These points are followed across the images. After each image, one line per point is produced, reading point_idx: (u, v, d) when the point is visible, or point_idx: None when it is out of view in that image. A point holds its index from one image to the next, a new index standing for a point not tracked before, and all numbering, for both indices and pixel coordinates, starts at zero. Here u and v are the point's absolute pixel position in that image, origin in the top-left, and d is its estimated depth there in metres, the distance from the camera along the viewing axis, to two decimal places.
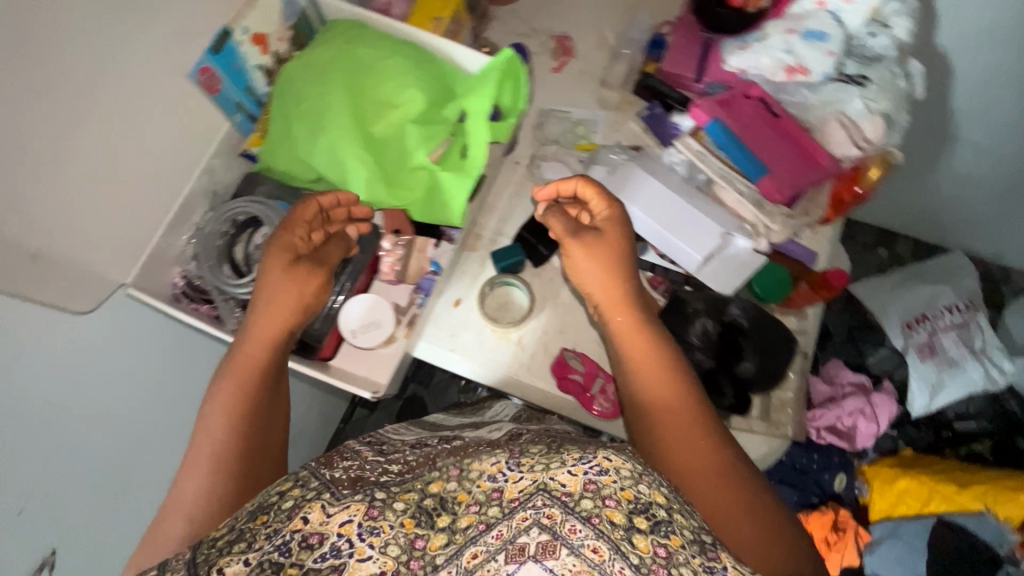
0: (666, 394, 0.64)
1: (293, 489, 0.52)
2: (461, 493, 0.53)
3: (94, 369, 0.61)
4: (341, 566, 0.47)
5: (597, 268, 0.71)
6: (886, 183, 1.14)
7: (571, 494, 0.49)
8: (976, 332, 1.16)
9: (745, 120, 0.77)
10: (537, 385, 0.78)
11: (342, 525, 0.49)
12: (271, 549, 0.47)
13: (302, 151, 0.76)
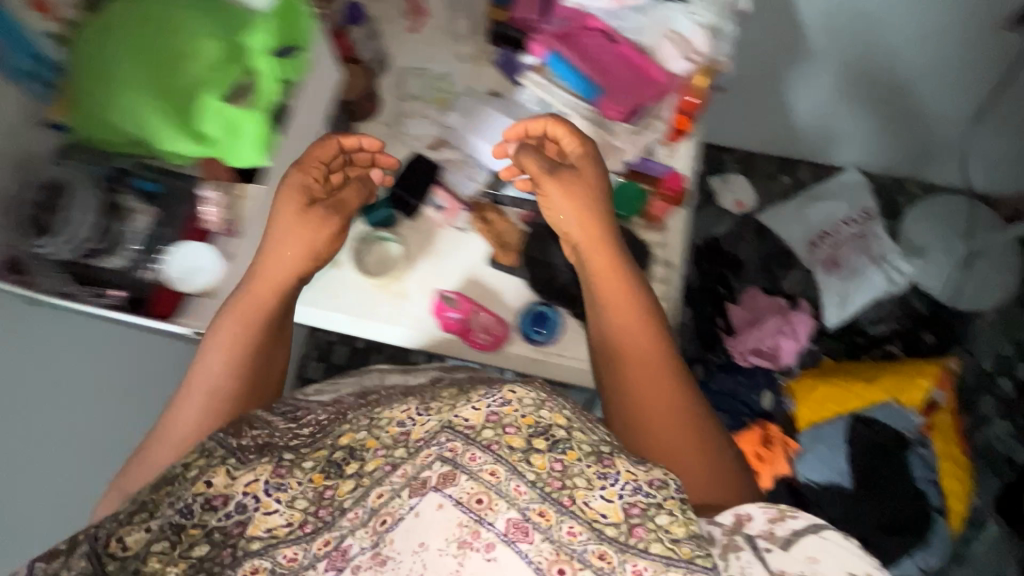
0: (633, 336, 0.64)
1: (198, 459, 0.52)
2: (371, 439, 0.53)
3: None
4: (247, 519, 0.49)
5: (567, 202, 0.66)
6: (754, 113, 1.32)
7: (473, 427, 0.52)
8: (873, 240, 1.30)
9: (583, 48, 0.74)
10: (417, 334, 0.72)
11: (250, 485, 0.50)
12: (172, 514, 0.48)
13: (115, 113, 0.64)
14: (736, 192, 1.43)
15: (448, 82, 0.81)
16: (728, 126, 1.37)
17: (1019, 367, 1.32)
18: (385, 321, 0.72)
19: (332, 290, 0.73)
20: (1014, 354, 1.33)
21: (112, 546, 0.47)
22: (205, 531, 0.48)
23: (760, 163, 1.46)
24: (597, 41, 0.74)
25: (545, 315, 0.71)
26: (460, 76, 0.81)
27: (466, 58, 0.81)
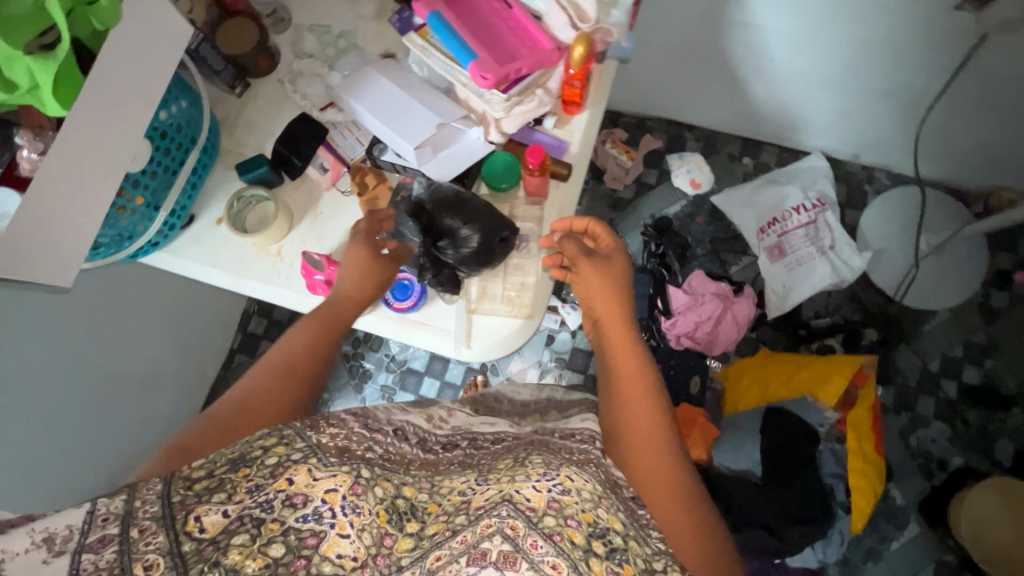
0: (641, 409, 0.67)
1: (279, 446, 0.48)
2: (432, 504, 0.51)
3: None
4: (322, 533, 0.43)
5: (598, 284, 0.72)
6: (723, 91, 1.23)
7: (535, 509, 0.47)
8: (824, 229, 1.28)
9: (467, 11, 0.69)
10: (292, 293, 0.73)
11: (325, 494, 0.45)
12: (252, 506, 0.43)
13: None
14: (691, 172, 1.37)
15: (347, 41, 0.79)
16: (685, 105, 1.33)
17: (965, 369, 1.29)
18: (264, 279, 0.73)
19: (211, 245, 0.74)
20: (963, 356, 1.29)
21: (188, 525, 0.41)
22: (282, 529, 0.42)
23: (723, 143, 1.40)
24: (490, 4, 0.70)
25: (408, 282, 0.71)
26: (360, 35, 0.79)
27: (368, 17, 0.79)
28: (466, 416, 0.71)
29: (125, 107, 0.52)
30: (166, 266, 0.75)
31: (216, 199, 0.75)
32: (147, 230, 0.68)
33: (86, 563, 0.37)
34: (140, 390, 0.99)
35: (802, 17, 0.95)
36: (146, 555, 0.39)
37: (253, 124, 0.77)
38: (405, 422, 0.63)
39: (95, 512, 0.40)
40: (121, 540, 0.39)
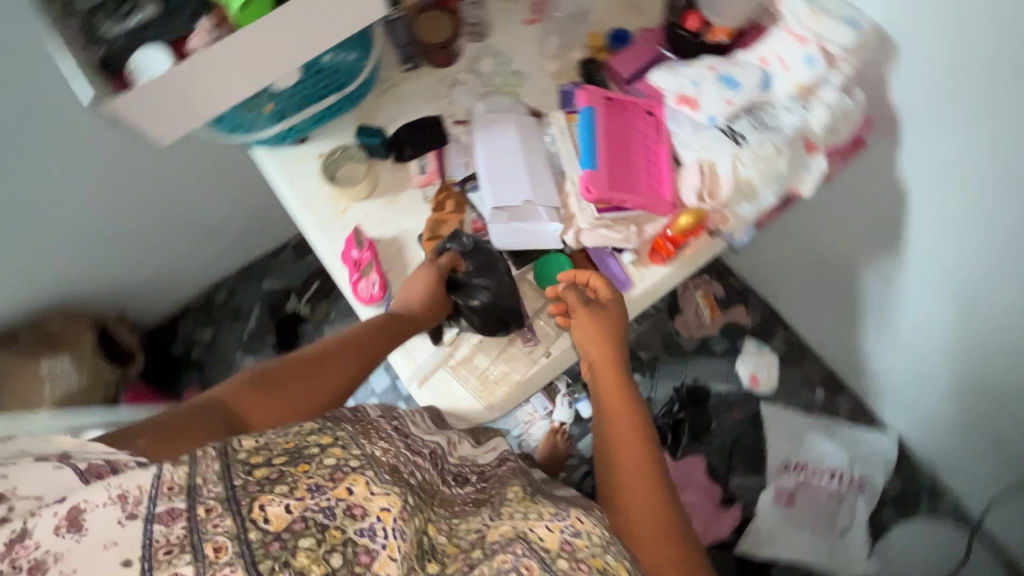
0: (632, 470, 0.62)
1: (336, 450, 0.50)
2: (450, 546, 0.52)
3: None
4: (373, 551, 0.44)
5: (593, 326, 0.68)
6: (835, 320, 1.14)
7: (548, 550, 0.50)
8: (844, 509, 1.17)
9: (619, 123, 0.71)
10: (328, 250, 0.77)
11: (379, 511, 0.45)
12: (314, 509, 0.44)
13: None
14: (757, 367, 1.28)
15: (515, 81, 0.82)
16: (791, 306, 1.25)
17: None
18: (318, 224, 0.77)
19: (300, 170, 0.80)
20: None
21: (254, 514, 0.42)
22: (342, 538, 0.43)
23: (807, 362, 1.30)
24: (644, 130, 0.71)
25: None
26: (529, 82, 0.82)
27: (545, 74, 0.82)
28: (470, 450, 0.72)
29: (292, 54, 0.60)
30: (258, 162, 0.82)
31: (329, 138, 0.81)
32: (260, 130, 0.75)
33: (156, 536, 0.39)
34: (184, 218, 1.12)
35: (953, 311, 0.86)
36: (214, 537, 0.40)
37: (398, 97, 0.83)
38: (434, 443, 0.67)
39: (162, 478, 0.42)
40: (188, 518, 0.41)
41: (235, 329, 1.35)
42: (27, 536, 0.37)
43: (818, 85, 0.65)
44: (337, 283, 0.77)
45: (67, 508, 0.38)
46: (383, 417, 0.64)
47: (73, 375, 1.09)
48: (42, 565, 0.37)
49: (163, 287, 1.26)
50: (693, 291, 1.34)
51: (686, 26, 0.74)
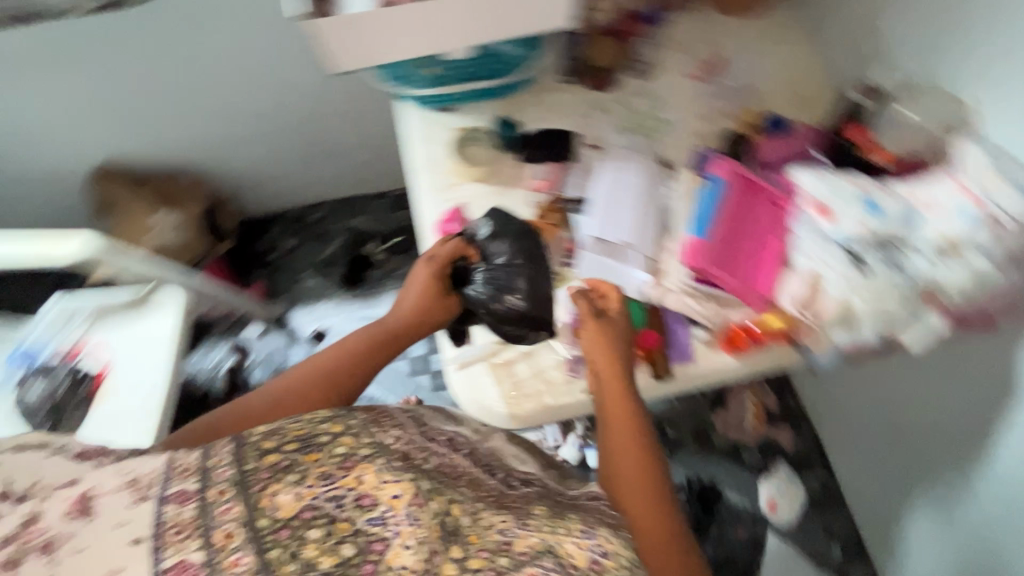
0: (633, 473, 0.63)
1: (346, 438, 0.52)
2: (472, 533, 0.48)
3: None
4: (386, 539, 0.45)
5: (604, 338, 0.66)
6: (883, 483, 1.05)
7: (574, 568, 0.48)
8: None
9: (744, 204, 0.70)
10: (427, 212, 0.81)
11: (390, 499, 0.47)
12: (325, 497, 0.46)
13: None
14: (777, 493, 1.20)
15: (656, 126, 0.83)
16: (840, 449, 1.17)
17: None
18: (427, 186, 0.82)
19: (433, 135, 0.85)
20: None
21: (264, 503, 0.45)
22: (353, 530, 0.45)
23: (836, 513, 1.20)
24: (767, 218, 0.69)
25: None
26: (668, 132, 0.82)
27: (687, 130, 0.82)
28: (498, 444, 0.67)
29: (470, 34, 0.65)
30: (401, 114, 0.88)
31: (468, 115, 0.86)
32: (415, 87, 0.81)
33: (165, 516, 0.44)
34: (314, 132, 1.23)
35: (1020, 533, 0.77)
36: (222, 524, 0.44)
37: (542, 102, 0.86)
38: (454, 434, 0.65)
39: (173, 465, 0.49)
40: (198, 499, 0.45)
41: (315, 248, 1.45)
42: (37, 521, 0.43)
43: (965, 243, 0.60)
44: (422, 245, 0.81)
45: (77, 495, 0.45)
46: (408, 417, 0.64)
47: (174, 230, 1.22)
48: (52, 543, 0.42)
49: (274, 188, 1.37)
50: (744, 393, 1.29)
51: (850, 137, 0.73)
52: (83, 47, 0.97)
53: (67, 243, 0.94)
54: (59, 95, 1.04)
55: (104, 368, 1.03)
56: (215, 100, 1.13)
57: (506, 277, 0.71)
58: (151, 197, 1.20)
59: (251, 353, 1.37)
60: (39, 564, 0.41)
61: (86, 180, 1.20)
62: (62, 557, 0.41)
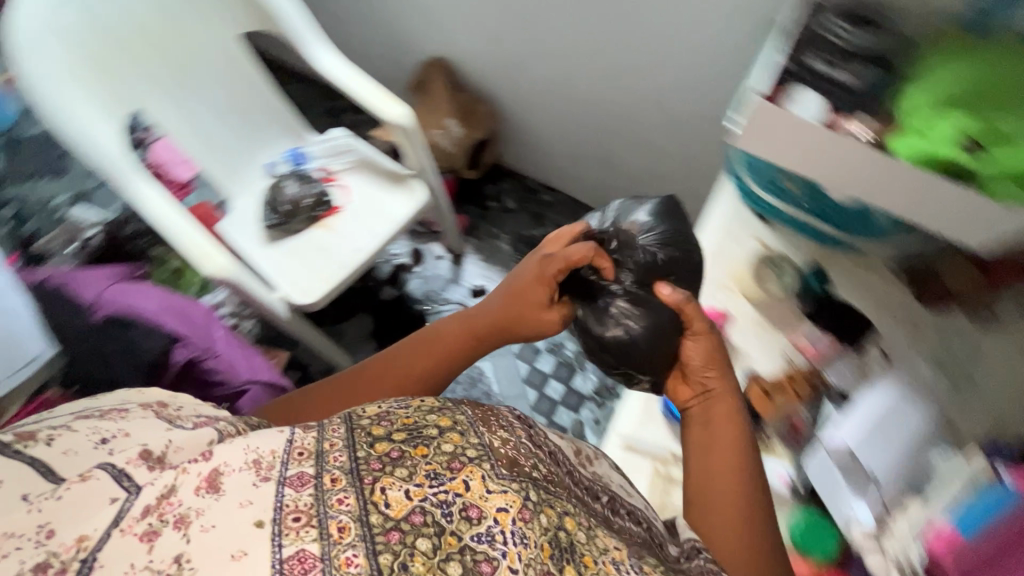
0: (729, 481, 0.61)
1: (452, 432, 0.50)
2: (587, 554, 0.47)
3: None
4: (494, 561, 0.42)
5: (715, 355, 0.70)
6: None
7: None
8: None
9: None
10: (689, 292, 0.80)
11: (496, 513, 0.44)
12: (436, 501, 0.44)
13: (931, 80, 0.59)
14: None
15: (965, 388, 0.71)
16: None
17: None
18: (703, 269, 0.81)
19: (737, 232, 0.84)
20: None
21: (376, 497, 0.43)
22: (459, 547, 0.42)
23: None
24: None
25: None
26: None
27: None
28: (606, 470, 0.63)
29: (870, 192, 0.62)
30: (720, 193, 0.87)
31: (781, 239, 0.83)
32: (759, 184, 0.80)
33: (286, 498, 0.42)
34: (608, 146, 1.26)
35: None
36: (338, 515, 0.41)
37: (856, 279, 0.80)
38: (557, 446, 0.60)
39: (292, 443, 0.47)
40: (314, 485, 0.43)
41: (528, 224, 1.50)
42: (173, 493, 0.40)
43: None
44: None
45: (209, 469, 0.42)
46: (518, 421, 0.59)
47: (451, 141, 1.33)
48: (185, 518, 0.39)
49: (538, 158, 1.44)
50: None
51: None
52: None
53: (392, 106, 1.07)
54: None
55: (341, 207, 1.17)
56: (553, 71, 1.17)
57: (624, 307, 0.73)
58: (455, 107, 1.31)
59: (421, 263, 1.49)
60: (173, 539, 0.38)
61: (425, 61, 1.34)
62: (194, 533, 0.38)
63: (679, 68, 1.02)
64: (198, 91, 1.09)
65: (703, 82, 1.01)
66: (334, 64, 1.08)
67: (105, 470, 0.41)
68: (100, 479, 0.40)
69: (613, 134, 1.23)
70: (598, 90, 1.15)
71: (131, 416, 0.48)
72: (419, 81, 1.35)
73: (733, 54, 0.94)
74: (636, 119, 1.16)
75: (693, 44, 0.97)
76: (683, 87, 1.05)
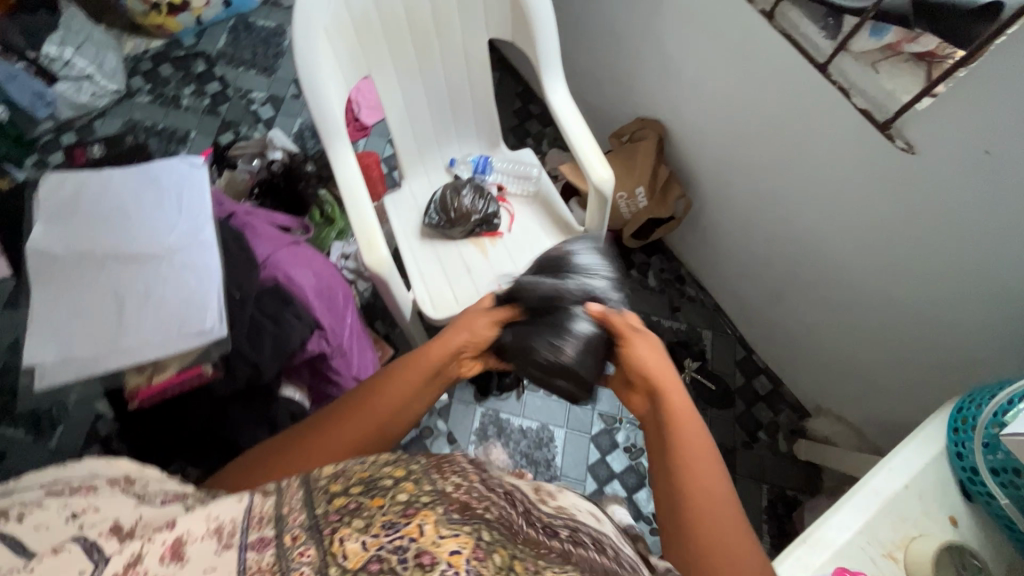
0: (706, 501, 0.54)
1: (408, 480, 0.41)
2: None
3: (977, 220, 0.77)
4: None
5: (651, 352, 0.69)
6: None
7: None
8: None
9: None
10: (846, 539, 0.67)
11: (449, 556, 0.35)
12: (382, 544, 0.36)
13: None
14: None
15: None
16: None
17: None
18: (872, 518, 0.68)
19: (924, 488, 0.71)
20: None
21: (333, 547, 0.36)
22: None
23: None
24: None
25: None
26: None
27: None
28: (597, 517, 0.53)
29: None
30: (919, 430, 0.74)
31: (975, 526, 0.70)
32: (989, 465, 0.66)
33: (248, 562, 0.36)
34: (790, 287, 1.15)
35: None
36: (298, 567, 0.36)
37: None
38: (514, 489, 0.50)
39: (252, 509, 0.41)
40: (275, 545, 0.37)
41: (662, 312, 1.40)
42: (137, 562, 0.35)
43: None
44: (804, 538, 0.67)
45: (172, 536, 0.37)
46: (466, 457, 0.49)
47: (629, 210, 1.25)
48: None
49: (707, 255, 1.33)
50: None
51: None
52: (763, 90, 0.96)
53: (599, 168, 1.01)
54: (704, 83, 1.07)
55: (501, 233, 1.14)
56: (770, 198, 1.07)
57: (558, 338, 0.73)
58: (650, 177, 1.23)
59: None
60: None
61: (640, 117, 1.27)
62: None
63: (928, 266, 0.87)
64: (426, 77, 1.10)
65: (950, 293, 0.86)
66: (564, 103, 1.04)
67: (79, 542, 0.36)
68: (72, 551, 0.35)
69: (801, 281, 1.11)
70: (816, 234, 1.02)
71: (106, 492, 0.44)
72: (626, 134, 1.28)
73: (1012, 288, 0.79)
74: (840, 282, 1.03)
75: (965, 253, 0.81)
76: (913, 286, 0.91)
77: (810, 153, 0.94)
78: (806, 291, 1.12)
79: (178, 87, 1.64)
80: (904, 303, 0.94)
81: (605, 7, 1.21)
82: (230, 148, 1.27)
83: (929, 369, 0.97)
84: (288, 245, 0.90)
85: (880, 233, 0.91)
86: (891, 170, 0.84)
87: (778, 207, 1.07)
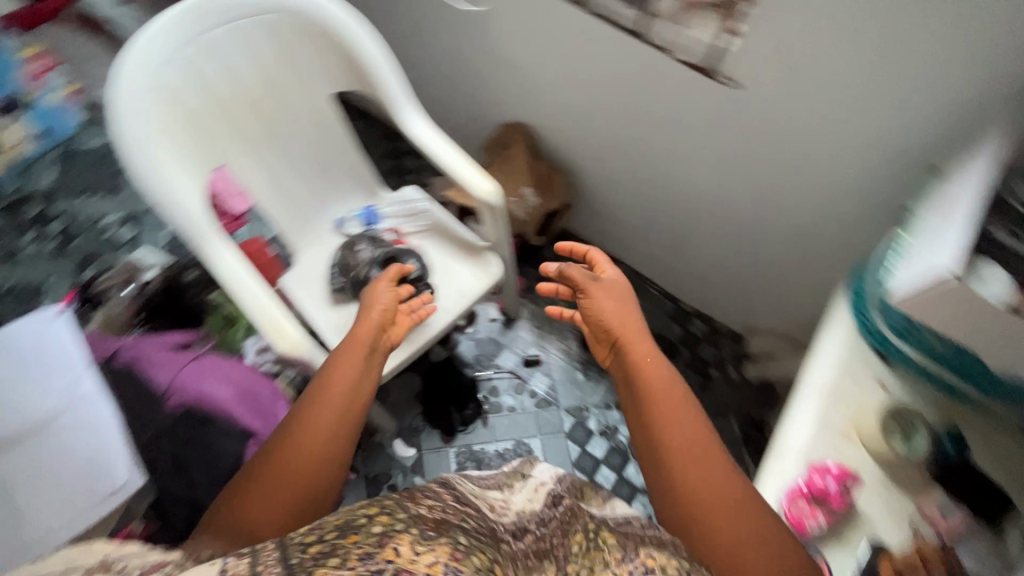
0: (688, 435, 0.61)
1: (380, 515, 0.44)
2: None
3: (809, 124, 0.87)
4: None
5: (612, 304, 0.77)
6: None
7: None
8: None
9: None
10: (807, 441, 0.73)
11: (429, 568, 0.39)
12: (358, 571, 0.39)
13: None
14: None
15: None
16: None
17: None
18: (821, 412, 0.74)
19: (853, 366, 0.78)
20: None
21: None
22: None
23: None
24: None
25: None
26: None
27: None
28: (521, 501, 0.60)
29: None
30: (829, 318, 0.82)
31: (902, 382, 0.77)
32: (889, 326, 0.74)
33: None
34: (688, 232, 1.22)
35: None
36: None
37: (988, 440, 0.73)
38: (467, 492, 0.56)
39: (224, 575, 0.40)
40: None
41: None
42: None
43: None
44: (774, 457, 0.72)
45: None
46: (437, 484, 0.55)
47: (525, 211, 1.28)
48: None
49: (608, 229, 1.40)
50: None
51: None
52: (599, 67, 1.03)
53: (480, 181, 1.02)
54: (547, 77, 1.13)
55: None
56: (641, 160, 1.14)
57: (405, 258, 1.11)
58: (533, 175, 1.27)
59: (473, 323, 1.45)
60: None
61: (504, 124, 1.31)
62: None
63: (789, 177, 0.97)
64: (281, 147, 1.08)
65: (814, 193, 0.96)
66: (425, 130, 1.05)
67: None
68: None
69: (694, 224, 1.20)
70: (691, 179, 1.10)
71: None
72: (497, 142, 1.31)
73: (857, 172, 0.89)
74: (726, 215, 1.12)
75: (810, 157, 0.92)
76: (785, 198, 1.01)
77: (658, 110, 1.02)
78: (701, 232, 1.20)
79: (17, 238, 1.48)
80: (784, 215, 1.04)
81: (435, 33, 1.25)
82: (95, 282, 1.17)
83: (823, 264, 1.07)
84: (190, 362, 0.87)
85: (741, 162, 1.00)
86: (728, 107, 0.93)
87: (650, 166, 1.14)
